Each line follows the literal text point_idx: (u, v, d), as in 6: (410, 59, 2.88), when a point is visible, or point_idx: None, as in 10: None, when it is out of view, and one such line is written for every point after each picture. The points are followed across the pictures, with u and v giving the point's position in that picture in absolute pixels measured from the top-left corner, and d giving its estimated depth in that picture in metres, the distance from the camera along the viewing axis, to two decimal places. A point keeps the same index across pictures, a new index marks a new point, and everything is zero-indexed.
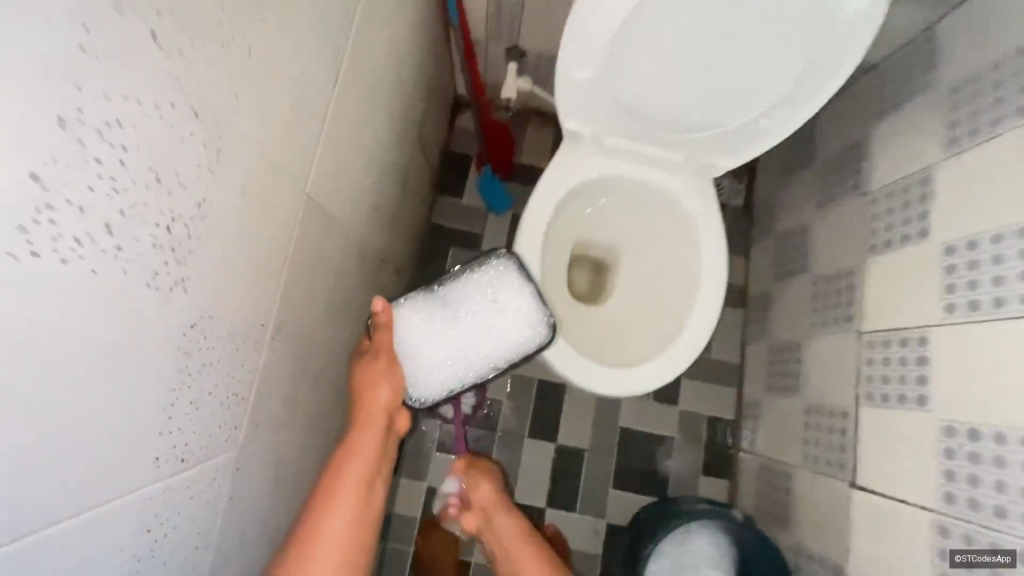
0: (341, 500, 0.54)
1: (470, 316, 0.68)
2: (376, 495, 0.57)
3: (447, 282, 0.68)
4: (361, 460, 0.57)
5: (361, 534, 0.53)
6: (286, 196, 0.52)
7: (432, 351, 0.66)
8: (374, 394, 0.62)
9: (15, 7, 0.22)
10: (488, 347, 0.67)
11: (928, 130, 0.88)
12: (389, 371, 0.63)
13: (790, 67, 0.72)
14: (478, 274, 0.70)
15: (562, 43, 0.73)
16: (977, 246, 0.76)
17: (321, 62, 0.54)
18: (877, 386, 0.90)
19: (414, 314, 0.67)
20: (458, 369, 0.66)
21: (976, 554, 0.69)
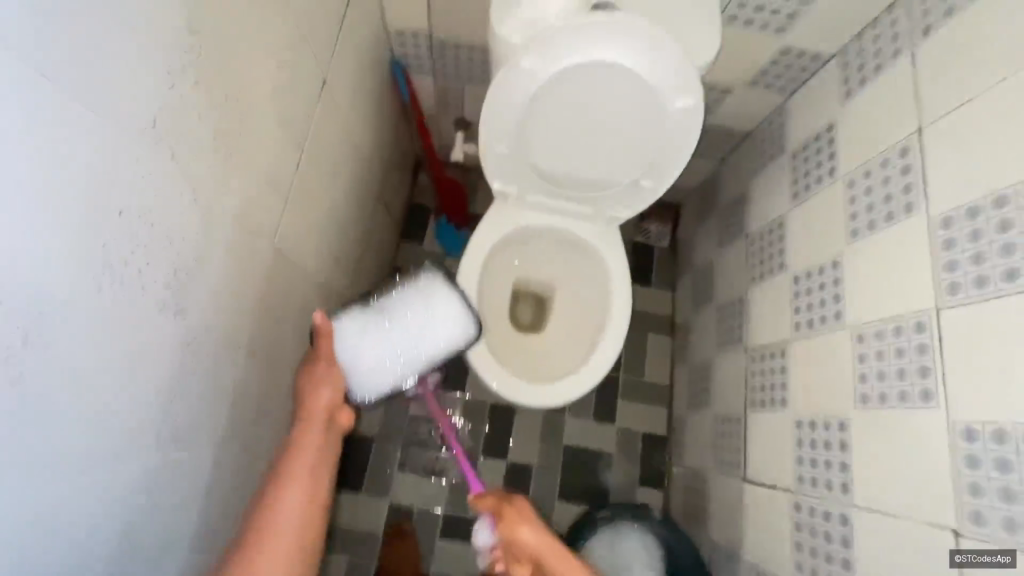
0: (292, 486, 0.69)
1: (403, 321, 0.81)
2: (322, 479, 0.73)
3: (381, 297, 0.82)
4: (309, 452, 0.73)
5: (311, 511, 0.69)
6: (260, 248, 0.71)
7: (371, 354, 0.80)
8: (316, 396, 0.76)
9: (103, 156, 0.41)
10: (421, 347, 0.82)
11: (783, 185, 1.11)
12: (329, 375, 0.78)
13: (653, 143, 0.94)
14: (406, 283, 0.83)
15: (481, 127, 0.95)
16: (811, 275, 0.96)
17: (287, 152, 0.74)
18: (757, 393, 1.09)
19: (353, 323, 0.80)
20: (396, 368, 0.81)
21: (976, 553, 0.61)
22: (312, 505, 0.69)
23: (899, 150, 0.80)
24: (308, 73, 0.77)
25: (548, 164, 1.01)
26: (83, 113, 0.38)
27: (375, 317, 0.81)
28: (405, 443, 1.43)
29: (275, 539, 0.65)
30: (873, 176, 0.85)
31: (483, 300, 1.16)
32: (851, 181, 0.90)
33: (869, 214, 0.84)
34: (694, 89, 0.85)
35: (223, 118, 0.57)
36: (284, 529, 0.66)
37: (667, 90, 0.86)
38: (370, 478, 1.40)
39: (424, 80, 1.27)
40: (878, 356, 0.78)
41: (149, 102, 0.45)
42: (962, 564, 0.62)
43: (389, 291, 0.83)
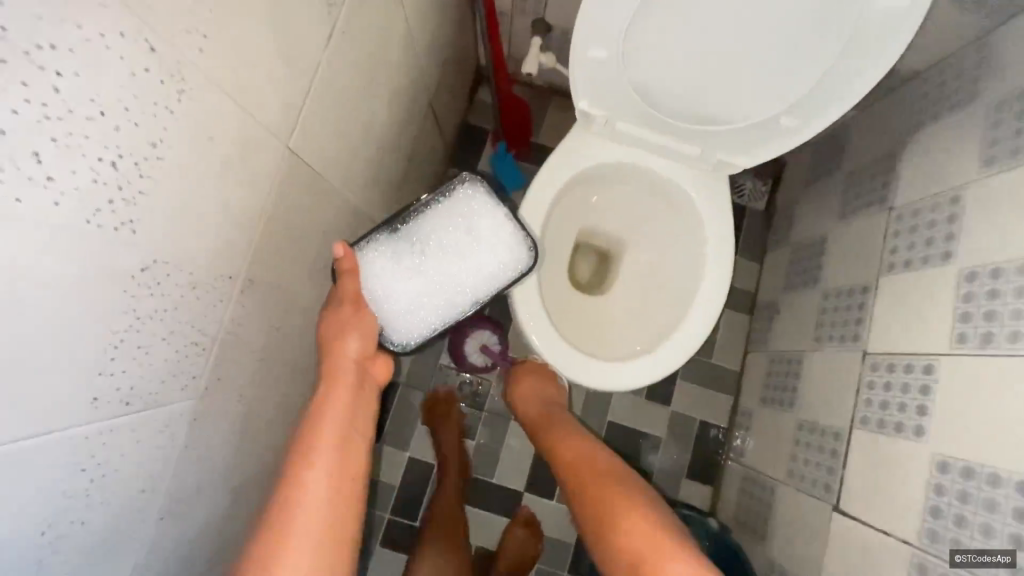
0: (320, 456, 0.55)
1: (440, 253, 0.70)
2: (354, 448, 0.59)
3: (414, 220, 0.70)
4: (336, 413, 0.59)
5: (346, 478, 0.56)
6: (269, 148, 0.51)
7: (407, 292, 0.70)
8: (343, 346, 0.63)
9: None
10: (463, 285, 0.71)
11: (967, 146, 0.83)
12: (361, 319, 0.65)
13: (819, 58, 0.67)
14: (442, 208, 0.71)
15: (578, 21, 0.69)
16: (1001, 276, 0.71)
17: (314, 14, 0.52)
18: (873, 409, 0.87)
19: (382, 257, 0.69)
20: (436, 305, 0.70)
21: (977, 553, 0.64)
22: (345, 478, 0.56)
23: None
24: None
25: (659, 80, 0.76)
26: None
27: (408, 249, 0.70)
28: None
29: (301, 513, 0.52)
30: None
31: (545, 249, 0.95)
32: None
33: None
34: None
35: None
36: (312, 500, 0.53)
37: None
38: (390, 428, 1.28)
39: None
40: None
41: None
42: (959, 562, 0.66)
43: (422, 217, 0.71)
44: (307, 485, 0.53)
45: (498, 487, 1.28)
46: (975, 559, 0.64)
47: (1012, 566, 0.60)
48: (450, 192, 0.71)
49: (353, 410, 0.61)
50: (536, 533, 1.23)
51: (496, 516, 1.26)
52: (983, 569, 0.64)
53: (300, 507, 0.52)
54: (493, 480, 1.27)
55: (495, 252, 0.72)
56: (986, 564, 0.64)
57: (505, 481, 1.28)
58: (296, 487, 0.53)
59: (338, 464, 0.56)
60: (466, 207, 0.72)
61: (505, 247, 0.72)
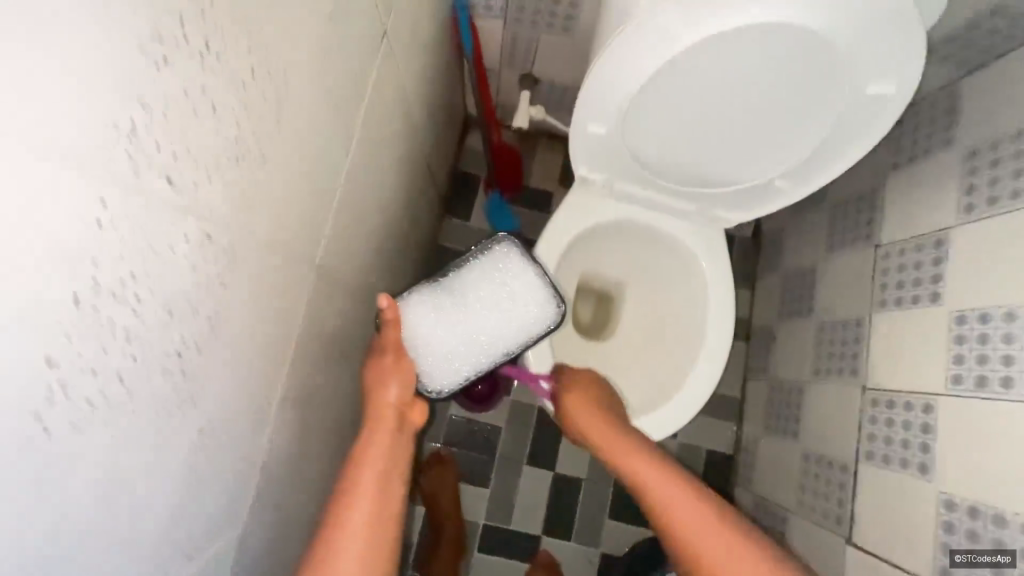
0: (360, 499, 0.59)
1: (478, 306, 0.73)
2: (394, 487, 0.62)
3: (453, 274, 0.73)
4: (374, 459, 0.62)
5: (385, 519, 0.59)
6: (300, 271, 0.53)
7: (443, 342, 0.73)
8: (385, 393, 0.66)
9: (24, 212, 0.21)
10: (496, 337, 0.74)
11: (946, 191, 0.88)
12: (403, 369, 0.68)
13: (809, 132, 0.71)
14: (479, 264, 0.74)
15: (578, 104, 0.72)
16: (989, 320, 0.75)
17: (335, 139, 0.53)
18: (876, 444, 0.91)
19: (422, 305, 0.72)
20: (470, 355, 0.73)
21: (975, 553, 0.70)
22: (384, 519, 0.59)
23: None
24: (365, 19, 0.54)
25: (655, 151, 0.79)
26: None
27: (446, 301, 0.73)
28: (441, 445, 1.30)
29: (342, 550, 0.55)
30: None
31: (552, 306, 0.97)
32: None
33: None
34: (903, 71, 0.60)
35: (251, 103, 0.36)
36: (355, 537, 0.56)
37: (859, 70, 0.61)
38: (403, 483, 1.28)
39: (490, 25, 1.02)
40: None
41: (123, 98, 0.25)
42: (958, 561, 0.72)
43: (463, 270, 0.74)
44: (350, 524, 0.57)
45: (515, 532, 1.28)
46: (973, 559, 0.70)
47: (1010, 565, 0.66)
48: (490, 248, 0.74)
49: (392, 455, 0.64)
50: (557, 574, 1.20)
51: (515, 562, 1.27)
52: (983, 570, 0.69)
53: (343, 544, 0.56)
54: (509, 525, 1.28)
55: (528, 306, 0.75)
56: (984, 563, 0.69)
57: (521, 525, 1.29)
58: (340, 523, 0.57)
59: (378, 505, 0.59)
60: (502, 263, 0.75)
61: (537, 302, 0.75)
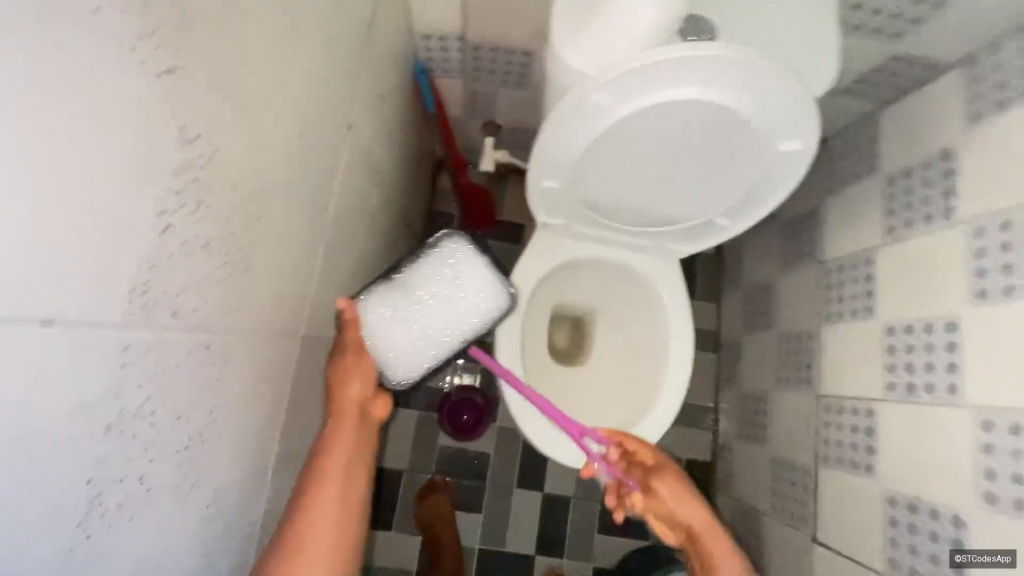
0: (326, 486, 0.66)
1: (432, 300, 0.75)
2: (357, 473, 0.69)
3: (406, 270, 0.74)
4: (339, 452, 0.68)
5: (348, 499, 0.67)
6: (285, 348, 0.59)
7: (401, 338, 0.74)
8: (347, 390, 0.70)
9: (60, 375, 0.28)
10: (452, 328, 0.77)
11: (871, 212, 0.96)
12: (363, 366, 0.71)
13: (737, 180, 0.79)
14: (431, 260, 0.75)
15: (531, 164, 0.80)
16: (913, 331, 0.84)
17: (310, 226, 0.60)
18: (832, 448, 0.98)
19: (377, 304, 0.73)
20: (428, 347, 0.76)
21: (979, 554, 0.69)
22: (347, 500, 0.67)
23: None
24: (331, 119, 0.61)
25: (604, 199, 0.87)
26: (19, 337, 0.25)
27: (401, 297, 0.74)
28: (434, 475, 1.35)
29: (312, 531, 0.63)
30: (1011, 231, 0.70)
31: (526, 341, 1.04)
32: (978, 230, 0.75)
33: (1002, 275, 0.71)
34: (807, 131, 0.68)
35: (233, 229, 0.42)
36: (323, 520, 0.64)
37: (768, 131, 0.69)
38: (399, 515, 1.33)
39: (450, 83, 1.09)
40: (1012, 455, 0.66)
41: (133, 266, 0.32)
42: (962, 563, 0.71)
43: (415, 266, 0.75)
44: (318, 507, 0.64)
45: (510, 554, 1.34)
46: (978, 560, 0.69)
47: (1013, 566, 0.64)
48: (441, 245, 0.76)
49: (355, 446, 0.69)
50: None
51: None
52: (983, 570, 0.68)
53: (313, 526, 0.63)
54: (504, 548, 1.34)
55: (480, 297, 0.78)
56: (986, 563, 0.68)
57: (515, 546, 1.34)
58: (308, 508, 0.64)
59: (343, 491, 0.67)
60: (453, 259, 0.77)
61: (489, 293, 0.78)
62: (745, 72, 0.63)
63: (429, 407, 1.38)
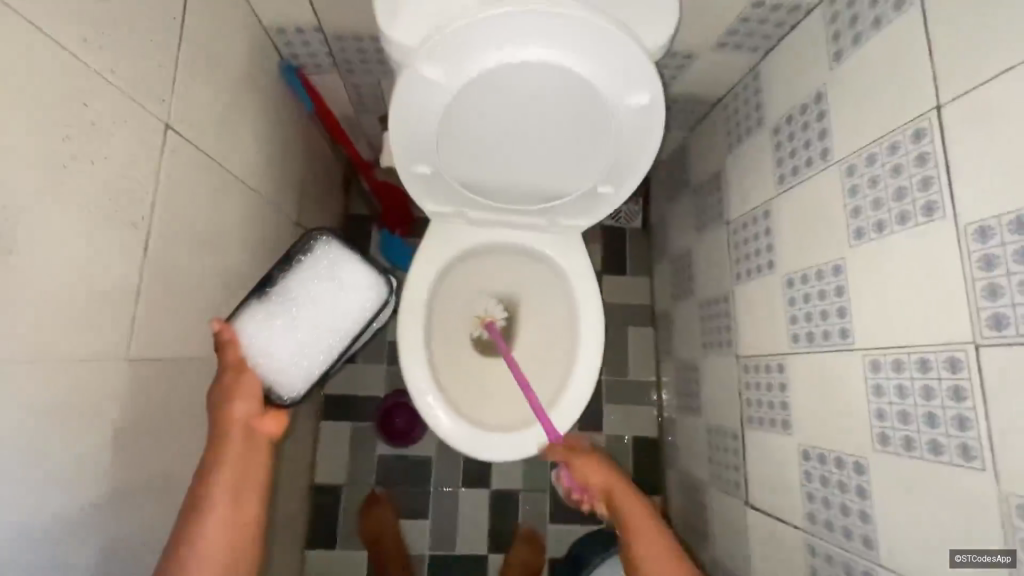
0: (212, 511, 0.59)
1: (312, 305, 0.75)
2: (249, 496, 0.63)
3: (280, 281, 0.75)
4: (225, 473, 0.62)
5: (240, 523, 0.61)
6: (101, 373, 0.54)
7: (286, 349, 0.74)
8: (230, 410, 0.65)
9: None
10: (338, 326, 0.76)
11: (764, 165, 0.95)
12: (247, 383, 0.67)
13: (602, 145, 0.76)
14: (304, 265, 0.76)
15: (394, 151, 0.76)
16: (807, 280, 0.82)
17: (116, 239, 0.55)
18: (753, 408, 0.96)
19: (254, 321, 0.73)
20: (316, 351, 0.75)
21: (973, 553, 0.55)
22: (237, 524, 0.61)
23: (912, 132, 0.64)
24: (134, 122, 0.56)
25: (482, 180, 0.82)
26: None
27: (280, 307, 0.74)
28: (376, 487, 1.31)
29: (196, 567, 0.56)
30: (879, 164, 0.69)
31: (433, 337, 1.01)
32: (851, 168, 0.73)
33: (875, 212, 0.69)
34: (652, 81, 0.66)
35: None
36: (211, 552, 0.58)
37: (612, 86, 0.67)
38: (342, 531, 1.28)
39: (329, 79, 1.05)
40: (899, 393, 0.64)
41: None
42: (959, 563, 0.57)
43: (288, 276, 0.75)
44: (203, 539, 0.58)
45: (461, 557, 1.30)
46: (974, 559, 0.55)
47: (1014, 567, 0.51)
48: (310, 249, 0.76)
49: (245, 469, 0.64)
50: (540, 548, 1.28)
51: None
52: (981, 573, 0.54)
53: (197, 560, 0.56)
54: (455, 551, 1.29)
55: (361, 292, 0.78)
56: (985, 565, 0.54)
57: (466, 549, 1.30)
58: (192, 542, 0.57)
59: (233, 519, 0.60)
60: (327, 260, 0.77)
61: (370, 286, 0.78)
62: (569, 27, 0.62)
63: (364, 417, 1.34)
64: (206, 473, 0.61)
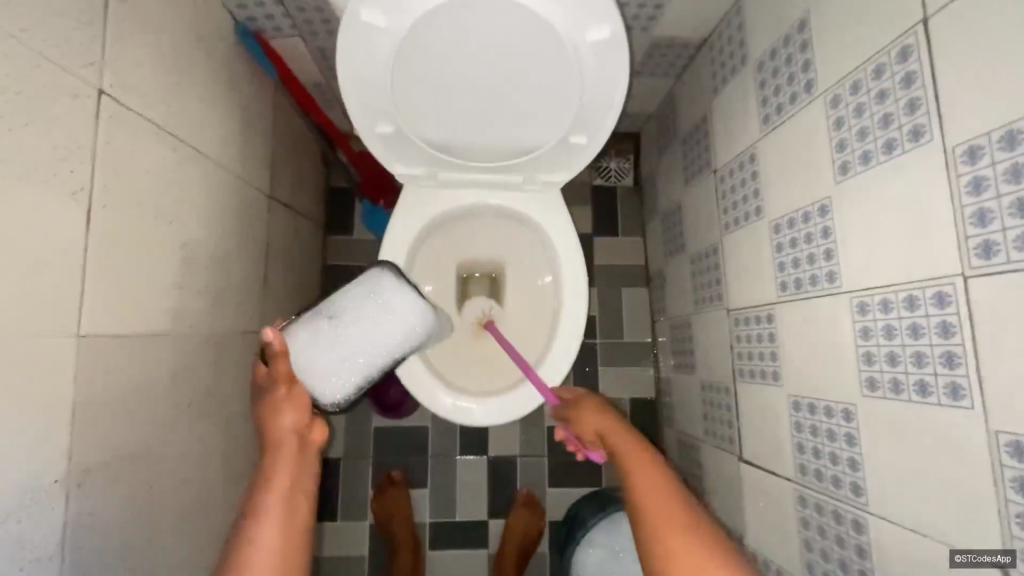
0: (269, 513, 0.56)
1: (358, 322, 0.80)
2: (303, 503, 0.59)
3: (337, 302, 0.80)
4: (280, 478, 0.59)
5: (296, 527, 0.57)
6: (49, 349, 0.53)
7: (333, 362, 0.78)
8: (279, 422, 0.66)
9: None
10: (384, 349, 0.81)
11: (749, 106, 0.89)
12: (295, 398, 0.69)
13: (567, 91, 0.72)
14: (360, 291, 0.82)
15: (349, 110, 0.73)
16: (794, 224, 0.77)
17: (51, 212, 0.53)
18: (744, 361, 0.93)
19: (304, 332, 0.78)
20: (360, 368, 0.80)
21: (975, 554, 0.52)
22: (293, 526, 0.56)
23: (897, 51, 0.58)
24: (57, 87, 0.54)
25: (447, 134, 0.78)
26: None
27: (333, 326, 0.79)
28: (373, 458, 1.32)
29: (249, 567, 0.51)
30: (864, 90, 0.63)
31: None
32: (836, 98, 0.68)
33: (860, 143, 0.64)
34: (610, 12, 0.65)
35: None
36: (265, 555, 0.53)
37: (569, 21, 0.66)
38: (342, 502, 1.30)
39: (291, 43, 1.01)
40: (886, 333, 0.61)
41: None
42: (960, 564, 0.53)
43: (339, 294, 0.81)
44: (257, 541, 0.53)
45: (461, 523, 1.31)
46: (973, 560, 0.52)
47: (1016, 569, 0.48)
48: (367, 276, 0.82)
49: (297, 474, 0.61)
50: (538, 511, 1.28)
51: (470, 551, 1.29)
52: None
53: (252, 560, 0.52)
54: (455, 518, 1.31)
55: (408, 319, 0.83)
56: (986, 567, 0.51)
57: (467, 515, 1.31)
58: (246, 543, 0.53)
59: (288, 520, 0.56)
60: (380, 287, 0.83)
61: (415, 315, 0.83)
62: None
63: None
64: (260, 480, 0.59)
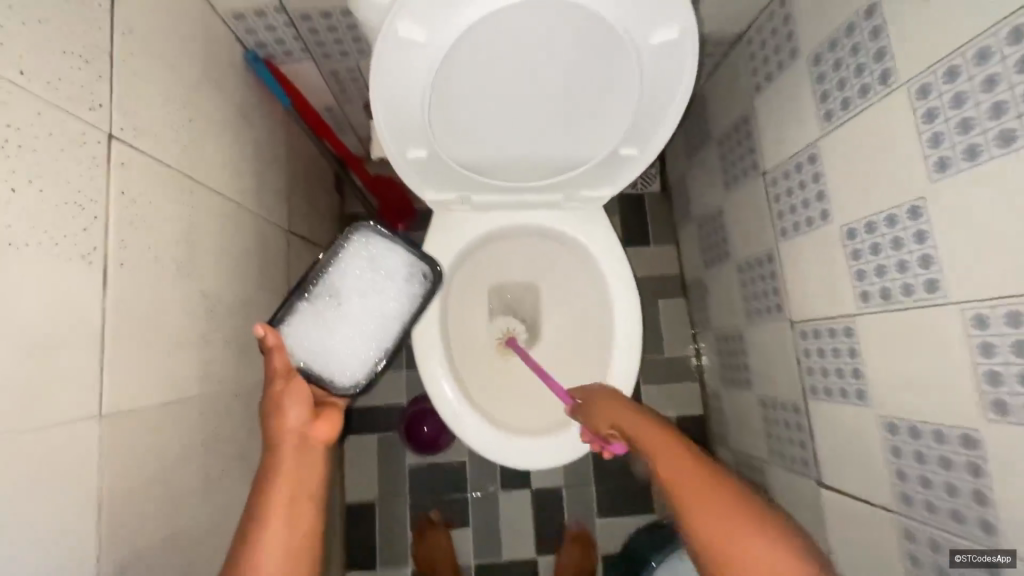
0: (271, 532, 0.51)
1: (354, 293, 0.74)
2: (308, 514, 0.54)
3: (323, 279, 0.73)
4: (284, 489, 0.53)
5: (300, 544, 0.52)
6: (75, 437, 0.46)
7: (340, 342, 0.72)
8: (282, 419, 0.58)
9: None
10: (386, 314, 0.75)
11: (804, 103, 0.82)
12: (297, 390, 0.61)
13: (622, 96, 0.66)
14: (343, 259, 0.74)
15: (380, 135, 0.66)
16: (875, 229, 0.70)
17: (68, 282, 0.47)
18: (818, 378, 0.85)
19: (300, 321, 0.71)
20: (369, 339, 0.73)
21: (975, 554, 0.60)
22: (297, 545, 0.51)
23: (1008, 33, 0.51)
24: (62, 137, 0.47)
25: (485, 153, 0.72)
26: None
27: (327, 305, 0.72)
28: (410, 499, 1.24)
29: None
30: (963, 79, 0.57)
31: (451, 339, 0.91)
32: (924, 89, 0.61)
33: (962, 138, 0.57)
34: (681, 14, 0.58)
35: None
36: None
37: (636, 25, 0.58)
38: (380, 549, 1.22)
39: (302, 67, 0.94)
40: (1018, 351, 0.54)
41: None
42: (960, 562, 0.63)
43: (328, 271, 0.73)
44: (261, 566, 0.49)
45: (508, 563, 1.22)
46: (974, 559, 0.60)
47: (1013, 566, 0.56)
48: (346, 241, 0.75)
49: (300, 480, 0.55)
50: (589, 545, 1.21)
51: None
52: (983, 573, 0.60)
53: None
54: (502, 558, 1.22)
55: (401, 280, 0.77)
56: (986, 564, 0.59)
57: (513, 553, 1.23)
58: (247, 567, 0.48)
59: (291, 539, 0.51)
60: (363, 251, 0.76)
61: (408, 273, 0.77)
62: None
63: (388, 428, 1.26)
64: (261, 490, 0.53)
